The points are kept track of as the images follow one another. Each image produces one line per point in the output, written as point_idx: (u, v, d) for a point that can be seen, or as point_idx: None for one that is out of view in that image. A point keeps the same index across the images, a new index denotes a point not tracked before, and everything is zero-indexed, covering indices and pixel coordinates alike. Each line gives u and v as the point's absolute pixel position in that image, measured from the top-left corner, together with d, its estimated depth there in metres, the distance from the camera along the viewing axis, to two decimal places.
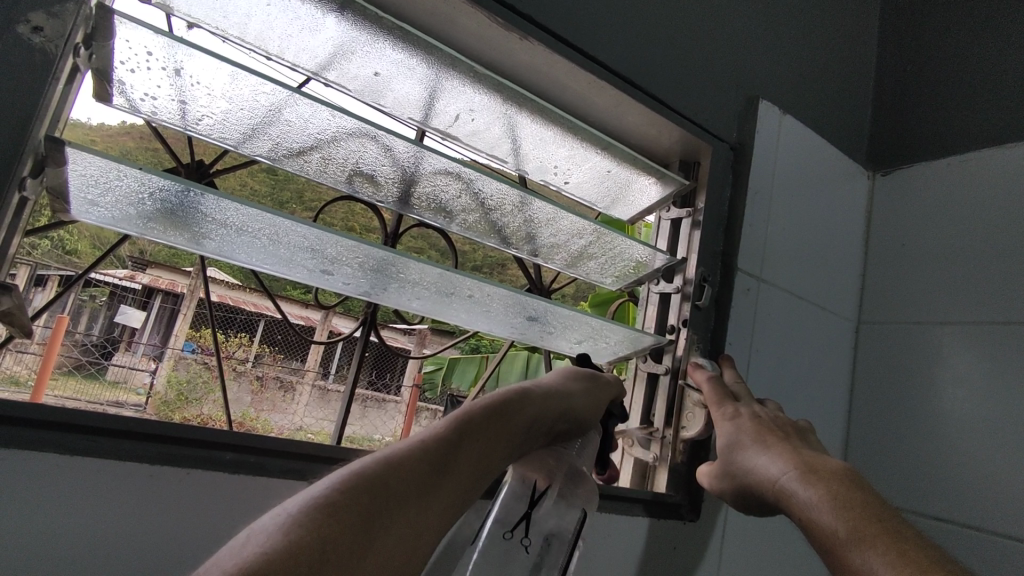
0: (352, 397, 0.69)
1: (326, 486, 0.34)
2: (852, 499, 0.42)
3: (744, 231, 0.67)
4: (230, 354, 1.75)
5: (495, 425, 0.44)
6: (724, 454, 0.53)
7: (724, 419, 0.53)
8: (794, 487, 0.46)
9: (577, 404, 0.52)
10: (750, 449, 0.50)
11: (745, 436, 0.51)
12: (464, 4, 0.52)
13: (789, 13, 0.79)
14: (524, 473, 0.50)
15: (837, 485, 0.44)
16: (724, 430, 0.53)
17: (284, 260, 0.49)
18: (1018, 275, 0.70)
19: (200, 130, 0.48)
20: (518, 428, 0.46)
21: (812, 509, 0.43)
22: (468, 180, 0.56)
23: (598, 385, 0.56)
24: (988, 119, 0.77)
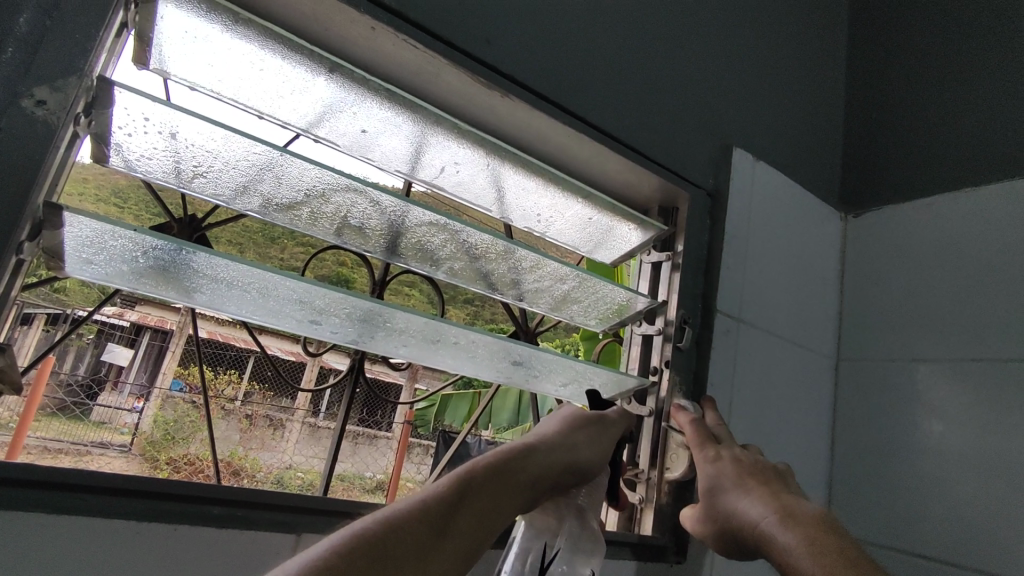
0: (342, 433, 0.70)
1: (325, 547, 0.35)
2: (830, 543, 0.43)
3: (723, 274, 0.69)
4: (221, 393, 2.17)
5: (498, 484, 0.45)
6: (706, 495, 0.54)
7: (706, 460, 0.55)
8: (774, 531, 0.47)
9: (584, 458, 0.52)
10: (731, 491, 0.52)
11: (726, 478, 0.52)
12: (449, 67, 0.55)
13: (760, 67, 0.83)
14: (537, 525, 0.51)
15: (814, 529, 0.45)
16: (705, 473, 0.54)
17: (273, 312, 0.50)
18: (985, 313, 0.73)
19: (196, 187, 0.50)
20: (523, 485, 0.47)
21: (793, 552, 0.44)
22: (453, 231, 0.58)
23: (604, 428, 0.55)
24: (951, 163, 0.81)
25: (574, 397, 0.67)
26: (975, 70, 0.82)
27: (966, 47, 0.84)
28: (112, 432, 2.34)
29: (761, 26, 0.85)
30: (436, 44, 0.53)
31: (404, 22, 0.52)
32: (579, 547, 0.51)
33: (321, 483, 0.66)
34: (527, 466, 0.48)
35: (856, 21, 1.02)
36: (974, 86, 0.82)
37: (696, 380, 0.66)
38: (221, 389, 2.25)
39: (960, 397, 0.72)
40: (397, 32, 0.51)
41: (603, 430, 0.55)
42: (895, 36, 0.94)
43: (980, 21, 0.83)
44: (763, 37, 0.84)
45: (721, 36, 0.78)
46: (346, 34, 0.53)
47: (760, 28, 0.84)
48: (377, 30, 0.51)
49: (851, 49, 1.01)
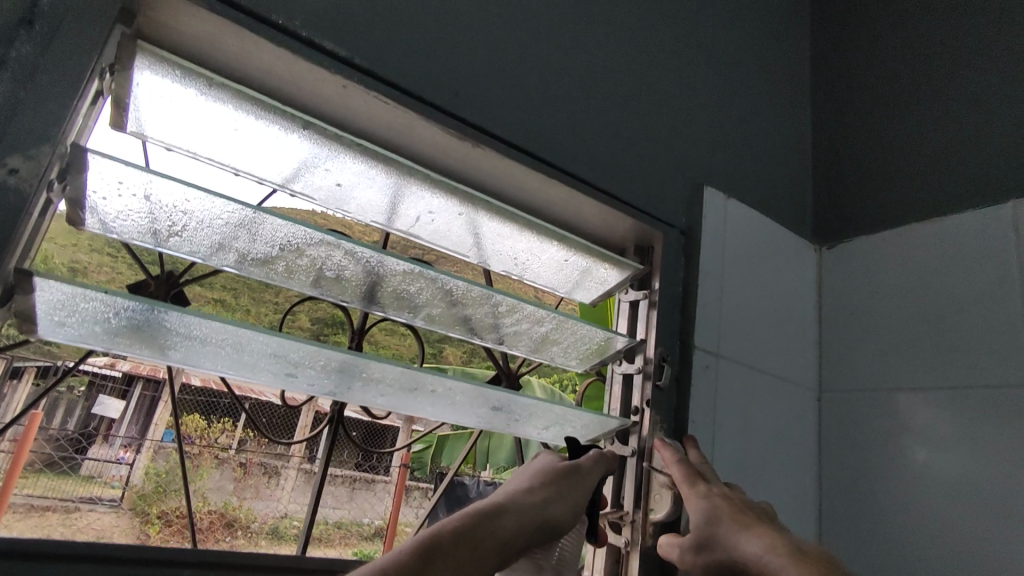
0: (324, 478, 0.69)
1: None
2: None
3: (699, 311, 0.70)
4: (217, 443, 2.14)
5: (466, 545, 0.50)
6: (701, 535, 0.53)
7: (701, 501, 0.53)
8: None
9: (555, 512, 0.55)
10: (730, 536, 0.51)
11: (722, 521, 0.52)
12: (421, 121, 0.57)
13: (729, 107, 0.86)
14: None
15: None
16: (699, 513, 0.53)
17: (248, 366, 0.50)
18: (960, 342, 0.74)
19: (172, 246, 0.51)
20: (491, 545, 0.52)
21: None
22: (428, 279, 0.59)
23: (577, 481, 0.57)
24: (917, 195, 0.83)
25: (557, 439, 0.67)
26: (938, 106, 0.86)
27: (929, 85, 0.88)
28: (103, 485, 2.40)
29: (725, 68, 0.87)
30: (405, 99, 0.55)
31: (374, 79, 0.54)
32: None
33: (302, 535, 0.64)
34: (498, 523, 0.53)
35: (818, 59, 1.05)
36: (938, 120, 0.85)
37: (677, 417, 0.66)
38: (213, 438, 2.22)
39: (942, 424, 0.72)
40: (367, 88, 0.53)
41: (578, 483, 0.57)
42: (857, 73, 0.98)
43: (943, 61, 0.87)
44: (727, 79, 0.87)
45: (685, 81, 0.81)
46: (318, 92, 0.54)
47: (724, 71, 0.87)
48: (347, 87, 0.53)
49: (815, 86, 1.04)
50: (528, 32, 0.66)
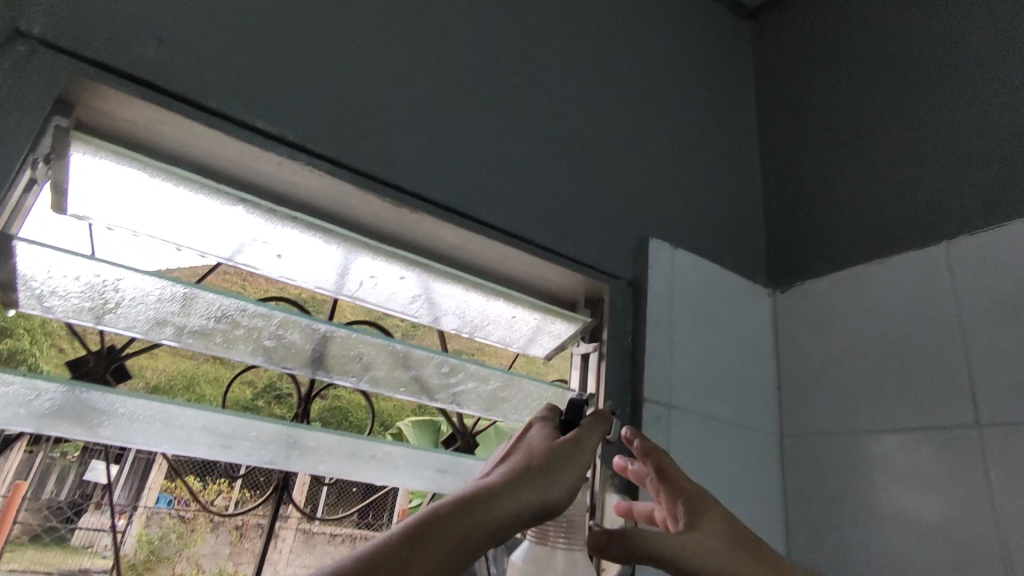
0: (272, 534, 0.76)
1: None
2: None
3: (649, 361, 0.71)
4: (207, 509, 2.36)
5: (461, 519, 0.39)
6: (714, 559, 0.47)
7: (719, 519, 0.50)
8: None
9: (563, 489, 0.45)
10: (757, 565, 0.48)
11: (742, 544, 0.49)
12: (355, 190, 0.59)
13: (676, 161, 0.88)
14: None
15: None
16: (718, 529, 0.49)
17: (182, 441, 0.50)
18: (917, 379, 0.70)
19: (109, 322, 0.51)
20: (490, 526, 0.40)
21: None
22: (367, 342, 0.60)
23: (564, 454, 0.47)
24: (860, 232, 0.82)
25: None
26: (874, 142, 0.86)
27: (866, 120, 0.88)
28: None
29: (667, 123, 0.90)
30: (337, 170, 0.57)
31: (306, 154, 0.56)
32: None
33: None
34: (491, 506, 0.41)
35: (763, 102, 1.07)
36: (876, 157, 0.85)
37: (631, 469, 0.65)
38: None
39: (896, 470, 0.68)
40: (301, 163, 0.55)
41: (566, 457, 0.47)
42: (797, 118, 0.99)
43: (878, 97, 0.88)
44: (669, 132, 0.90)
45: (625, 136, 0.83)
46: (255, 168, 0.57)
47: (665, 124, 0.89)
48: (283, 163, 0.56)
49: (761, 127, 1.05)
50: (462, 97, 0.68)
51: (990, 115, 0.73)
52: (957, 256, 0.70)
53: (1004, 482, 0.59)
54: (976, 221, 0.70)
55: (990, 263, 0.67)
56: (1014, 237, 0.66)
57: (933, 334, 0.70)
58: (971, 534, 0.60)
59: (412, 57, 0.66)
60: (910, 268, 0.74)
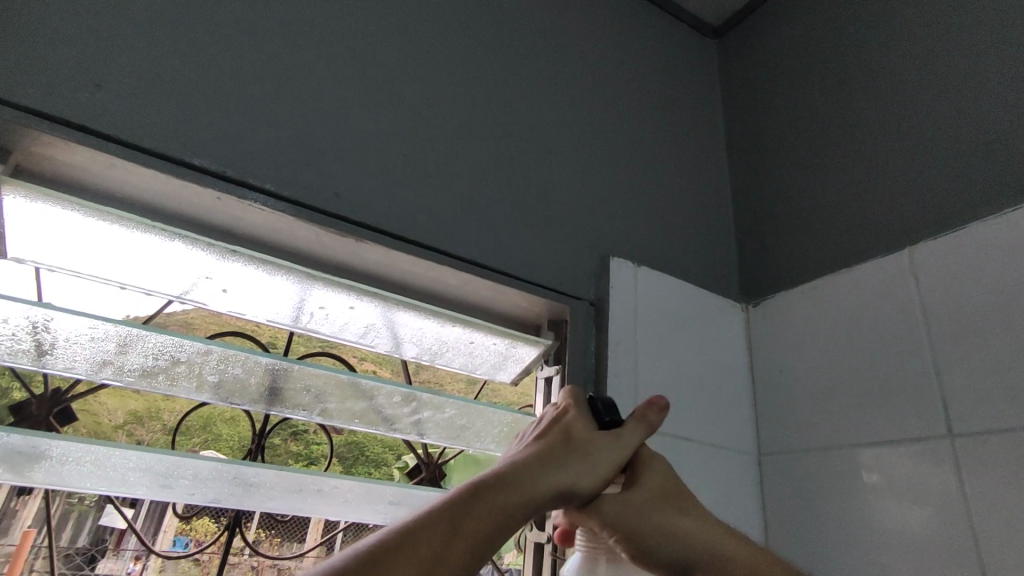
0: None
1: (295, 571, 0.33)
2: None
3: (612, 383, 0.69)
4: None
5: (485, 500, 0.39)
6: (637, 511, 0.44)
7: (655, 474, 0.47)
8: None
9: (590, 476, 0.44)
10: (682, 527, 0.45)
11: (671, 503, 0.46)
12: (299, 222, 0.59)
13: (639, 179, 0.88)
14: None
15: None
16: (651, 485, 0.47)
17: (118, 482, 0.50)
18: (893, 390, 0.67)
19: (49, 364, 0.51)
20: (516, 507, 0.40)
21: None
22: (314, 374, 0.59)
23: (597, 443, 0.45)
24: (828, 242, 0.81)
25: None
26: (838, 150, 0.85)
27: (829, 130, 0.87)
28: None
29: (629, 141, 0.90)
30: (279, 204, 0.57)
31: (246, 188, 0.56)
32: None
33: None
34: (521, 487, 0.41)
35: (730, 115, 1.07)
36: (840, 165, 0.83)
37: None
38: None
39: (875, 487, 0.66)
40: (239, 198, 0.56)
41: (601, 446, 0.45)
42: (763, 130, 0.98)
43: (839, 105, 0.87)
44: (631, 151, 0.89)
45: (584, 156, 0.83)
46: (197, 205, 0.57)
47: (627, 143, 0.89)
48: (222, 199, 0.56)
49: (729, 141, 1.04)
50: (409, 125, 0.68)
51: (947, 118, 0.72)
52: (921, 263, 0.69)
53: (982, 498, 0.57)
54: (939, 226, 0.69)
55: (955, 269, 0.65)
56: (976, 242, 0.64)
57: (904, 344, 0.68)
58: (951, 553, 0.57)
59: (355, 88, 0.66)
60: (877, 277, 0.73)
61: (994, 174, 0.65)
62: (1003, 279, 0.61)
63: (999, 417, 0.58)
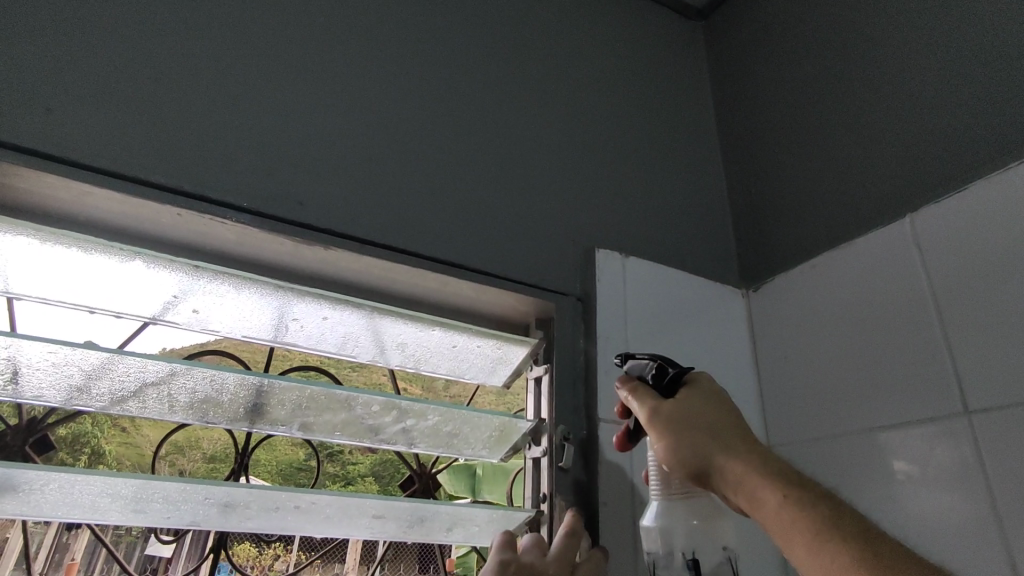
0: None
1: None
2: (829, 550, 0.40)
3: (602, 380, 0.66)
4: None
5: None
6: (671, 424, 0.50)
7: (699, 394, 0.52)
8: (754, 487, 0.45)
9: None
10: (705, 438, 0.49)
11: (705, 418, 0.50)
12: (265, 233, 0.58)
13: (625, 168, 0.85)
14: (682, 510, 0.52)
15: (849, 549, 0.40)
16: (692, 410, 0.50)
17: (91, 508, 0.49)
18: (905, 367, 0.63)
19: (21, 393, 0.52)
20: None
21: (791, 545, 0.42)
22: (288, 388, 0.57)
23: (642, 393, 0.54)
24: (826, 217, 0.77)
25: (468, 543, 0.62)
26: (831, 121, 0.81)
27: (820, 100, 0.83)
28: None
29: (612, 130, 0.87)
30: (241, 216, 0.56)
31: (205, 203, 0.55)
32: (696, 504, 0.52)
33: None
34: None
35: (720, 96, 1.03)
36: (835, 135, 0.79)
37: (586, 493, 0.61)
38: None
39: (890, 471, 0.62)
40: (199, 213, 0.55)
41: (646, 395, 0.53)
42: (753, 108, 0.95)
43: (830, 74, 0.83)
44: (616, 139, 0.87)
45: (563, 147, 0.81)
46: (161, 223, 0.56)
47: (609, 132, 0.87)
48: (183, 215, 0.55)
49: (720, 123, 1.01)
50: (375, 128, 0.67)
51: (939, 76, 0.68)
52: (922, 231, 0.65)
53: (1001, 477, 0.53)
54: (938, 190, 0.65)
55: (957, 234, 0.61)
56: (979, 204, 0.60)
57: (909, 318, 0.64)
58: (972, 537, 0.54)
59: (317, 94, 0.65)
60: (877, 250, 0.69)
61: (993, 131, 0.61)
62: (1011, 240, 0.57)
63: (1016, 388, 0.53)
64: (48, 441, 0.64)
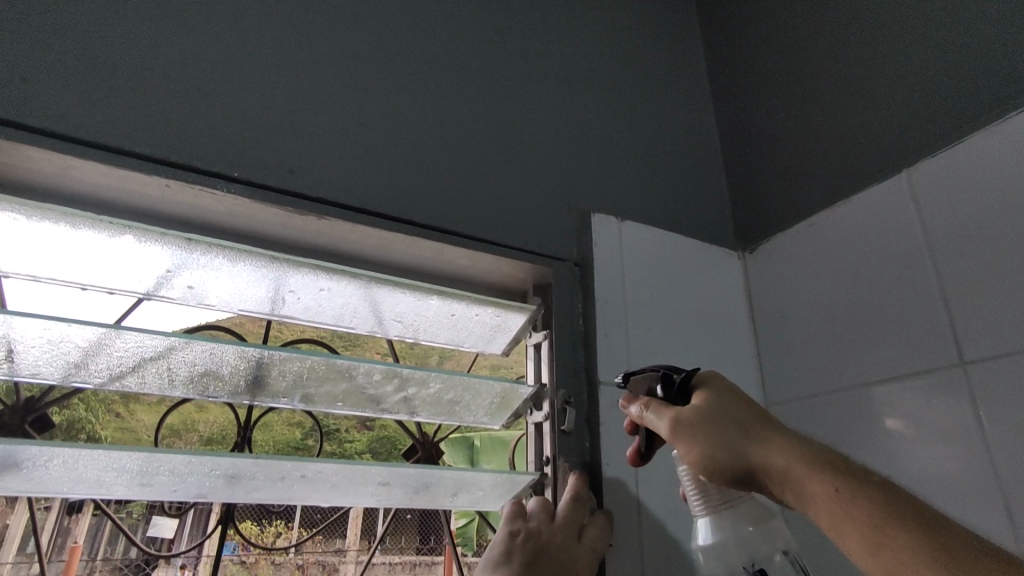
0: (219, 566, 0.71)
1: None
2: (892, 541, 0.38)
3: (602, 342, 0.67)
4: None
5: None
6: (694, 430, 0.48)
7: (713, 392, 0.50)
8: (800, 480, 0.43)
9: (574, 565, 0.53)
10: (735, 437, 0.47)
11: (729, 417, 0.48)
12: (258, 203, 0.57)
13: (618, 131, 0.84)
14: (730, 523, 0.48)
15: (915, 541, 0.37)
16: (714, 410, 0.48)
17: (96, 483, 0.49)
18: (901, 322, 0.64)
19: (16, 371, 0.51)
20: None
21: (847, 540, 0.40)
22: (288, 359, 0.56)
23: (656, 405, 0.51)
24: (822, 176, 0.77)
25: (473, 507, 0.63)
26: (825, 77, 0.80)
27: (814, 57, 0.82)
28: None
29: (603, 93, 0.86)
30: (232, 186, 0.55)
31: (194, 173, 0.54)
32: (739, 515, 0.48)
33: None
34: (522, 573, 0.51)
35: (711, 57, 1.02)
36: (829, 92, 0.79)
37: (590, 458, 0.62)
38: None
39: (887, 424, 0.63)
40: (188, 183, 0.53)
41: (662, 406, 0.51)
42: (746, 67, 0.94)
43: (822, 29, 0.82)
44: (609, 102, 0.85)
45: (556, 111, 0.79)
46: (150, 196, 0.55)
47: (601, 94, 0.85)
48: (171, 186, 0.54)
49: (713, 84, 1.00)
50: (363, 93, 0.65)
51: (932, 26, 0.67)
52: (919, 186, 0.65)
53: (997, 424, 0.54)
54: (933, 145, 0.65)
55: (953, 187, 0.61)
56: (975, 157, 0.60)
57: (905, 273, 0.64)
58: (969, 483, 0.55)
59: (302, 59, 0.63)
60: (874, 207, 0.69)
61: (987, 80, 0.61)
62: (1006, 191, 0.57)
63: (1010, 336, 0.54)
64: (47, 420, 0.63)
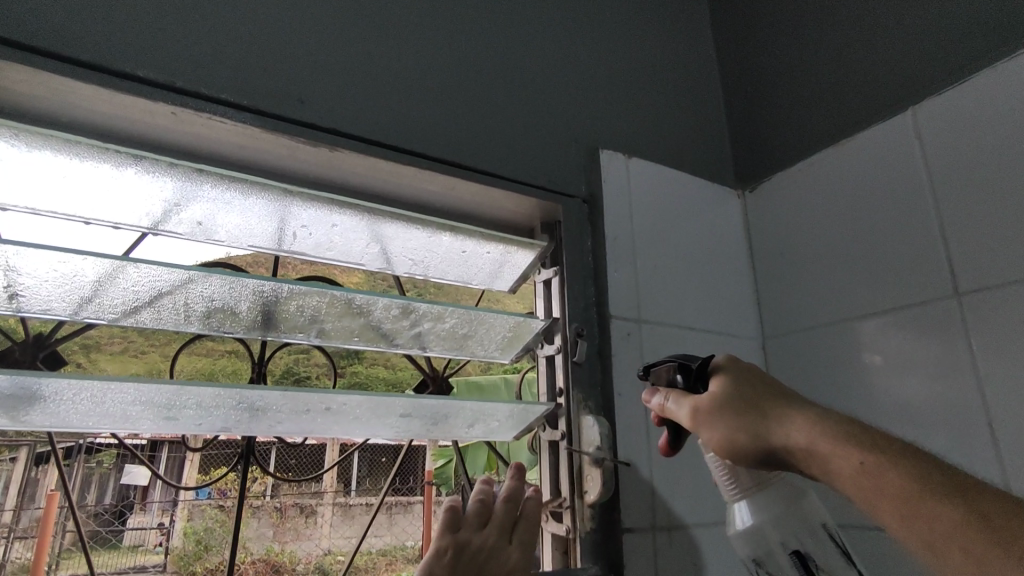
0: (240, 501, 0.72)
1: None
2: (924, 511, 0.39)
3: (611, 279, 0.68)
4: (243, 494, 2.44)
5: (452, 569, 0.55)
6: (716, 415, 0.47)
7: (731, 376, 0.49)
8: (823, 457, 0.43)
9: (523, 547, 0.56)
10: (753, 420, 0.46)
11: (748, 401, 0.47)
12: (269, 134, 0.54)
13: (623, 66, 0.83)
14: (765, 506, 0.48)
15: (949, 512, 0.38)
16: (733, 396, 0.48)
17: (121, 417, 0.49)
18: (898, 256, 0.66)
19: (27, 306, 0.50)
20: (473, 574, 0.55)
21: (880, 509, 0.41)
22: (305, 294, 0.55)
23: (676, 393, 0.50)
24: (824, 113, 0.78)
25: (488, 437, 0.65)
26: (829, 12, 0.79)
27: None
28: None
29: (607, 25, 0.84)
30: (241, 114, 0.53)
31: (201, 100, 0.51)
32: (772, 501, 0.48)
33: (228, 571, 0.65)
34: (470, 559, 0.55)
35: None
36: (834, 27, 0.78)
37: (603, 390, 0.64)
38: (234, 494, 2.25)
39: (882, 352, 0.66)
40: (196, 110, 0.51)
41: (680, 395, 0.50)
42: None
43: None
44: (613, 36, 0.84)
45: (561, 43, 0.77)
46: (154, 123, 0.52)
47: (605, 27, 0.83)
48: (178, 113, 0.51)
49: (714, 18, 0.98)
50: (369, 18, 0.63)
51: None
52: (923, 123, 0.66)
53: (986, 353, 0.57)
54: (938, 81, 0.65)
55: (957, 123, 0.63)
56: (979, 93, 0.62)
57: (904, 210, 0.67)
58: (956, 407, 0.59)
59: None
60: (876, 144, 0.70)
61: (995, 16, 0.61)
62: (1009, 127, 0.59)
63: (1005, 267, 0.57)
64: (56, 358, 0.62)
